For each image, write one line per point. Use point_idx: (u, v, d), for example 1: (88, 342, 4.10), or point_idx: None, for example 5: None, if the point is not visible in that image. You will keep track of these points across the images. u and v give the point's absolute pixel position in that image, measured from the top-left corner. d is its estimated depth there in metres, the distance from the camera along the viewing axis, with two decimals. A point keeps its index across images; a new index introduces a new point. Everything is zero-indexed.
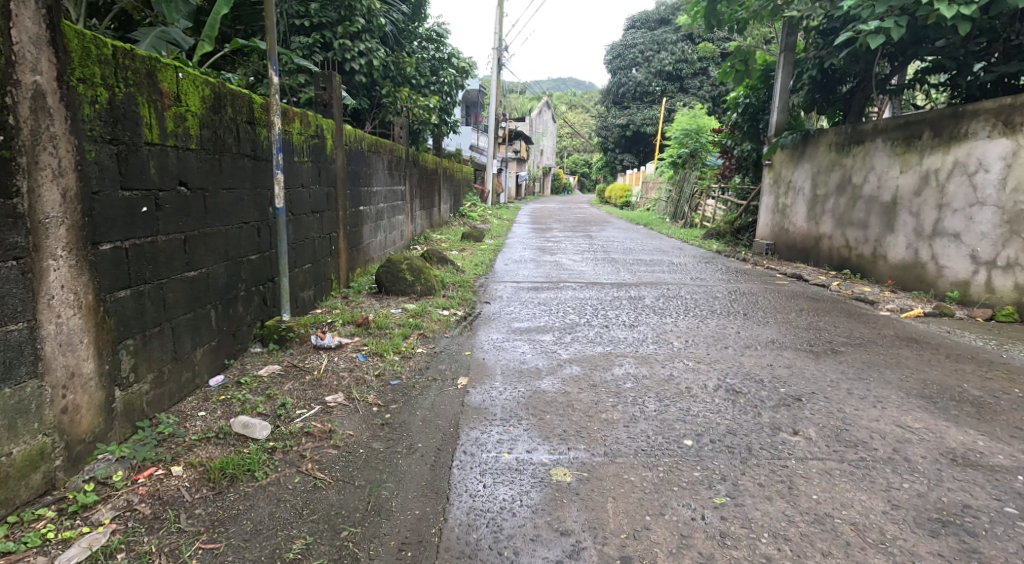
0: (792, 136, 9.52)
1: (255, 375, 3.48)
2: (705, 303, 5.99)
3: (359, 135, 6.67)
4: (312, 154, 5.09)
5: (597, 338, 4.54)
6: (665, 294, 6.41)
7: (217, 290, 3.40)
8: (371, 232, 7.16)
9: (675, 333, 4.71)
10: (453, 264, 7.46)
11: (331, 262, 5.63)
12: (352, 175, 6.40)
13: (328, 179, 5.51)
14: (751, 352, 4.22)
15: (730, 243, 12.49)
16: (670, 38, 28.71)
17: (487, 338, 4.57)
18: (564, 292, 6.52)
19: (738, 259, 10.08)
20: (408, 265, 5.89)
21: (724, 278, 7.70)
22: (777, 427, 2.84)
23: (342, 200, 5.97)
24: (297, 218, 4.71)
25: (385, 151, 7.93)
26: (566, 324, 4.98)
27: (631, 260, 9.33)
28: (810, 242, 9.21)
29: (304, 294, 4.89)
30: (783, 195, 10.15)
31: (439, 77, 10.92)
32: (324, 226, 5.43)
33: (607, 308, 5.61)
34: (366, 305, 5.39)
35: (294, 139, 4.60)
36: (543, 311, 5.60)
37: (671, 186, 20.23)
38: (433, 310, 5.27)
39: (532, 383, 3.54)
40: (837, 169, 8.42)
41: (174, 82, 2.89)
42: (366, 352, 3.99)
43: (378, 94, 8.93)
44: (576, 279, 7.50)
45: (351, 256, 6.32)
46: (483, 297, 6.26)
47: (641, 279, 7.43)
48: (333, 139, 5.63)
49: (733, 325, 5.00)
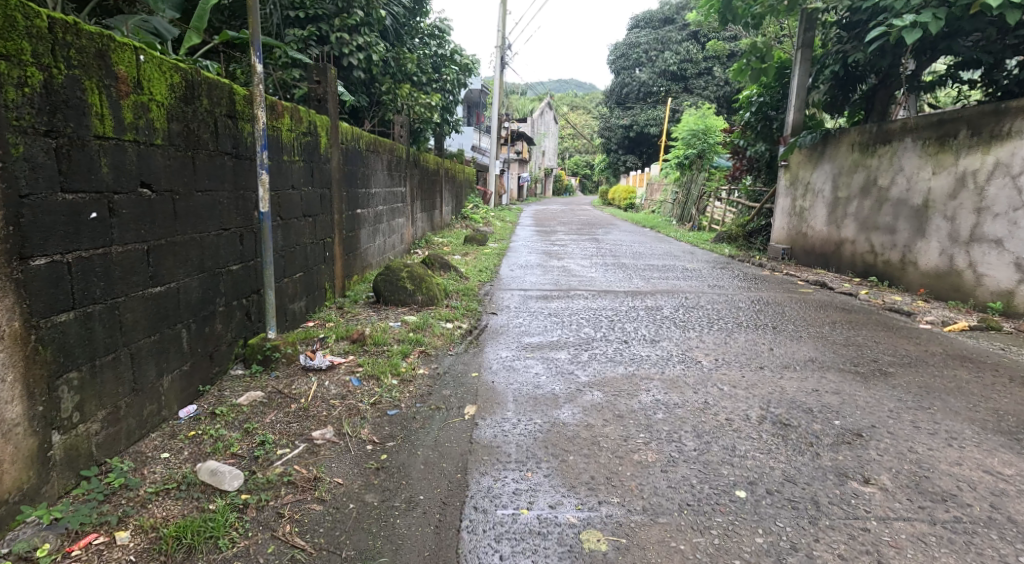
0: (811, 136, 9.12)
1: (234, 403, 3.03)
2: (728, 314, 5.56)
3: (357, 133, 6.24)
4: (305, 153, 4.66)
5: (617, 357, 4.11)
6: (684, 305, 5.98)
7: (190, 306, 2.96)
8: (369, 237, 6.73)
9: (700, 352, 4.28)
10: (456, 271, 7.03)
11: (325, 270, 5.20)
12: (349, 176, 5.98)
13: (322, 180, 5.08)
14: (790, 373, 3.80)
15: (743, 247, 12.06)
16: (674, 37, 28.28)
17: (495, 356, 4.13)
18: (576, 302, 6.08)
19: (754, 264, 9.65)
20: (408, 273, 5.46)
21: (744, 285, 7.30)
22: (843, 473, 2.42)
23: (338, 203, 5.54)
24: (287, 223, 4.29)
25: (384, 150, 7.49)
26: (582, 341, 4.54)
27: (643, 266, 8.94)
28: (831, 247, 8.82)
29: (295, 306, 4.47)
30: (801, 197, 9.74)
31: (441, 75, 10.52)
32: (318, 231, 5.00)
33: (625, 321, 5.18)
34: (362, 318, 4.95)
35: (283, 137, 4.17)
36: (554, 323, 5.16)
37: (678, 188, 19.79)
38: (436, 323, 4.84)
39: (549, 412, 3.11)
40: (861, 171, 8.03)
41: (135, 66, 2.46)
42: (360, 374, 3.55)
43: (378, 91, 8.51)
44: (587, 286, 7.08)
45: (347, 263, 5.89)
46: (489, 307, 5.82)
47: (656, 287, 7.01)
48: (328, 137, 5.19)
49: (763, 341, 4.58)
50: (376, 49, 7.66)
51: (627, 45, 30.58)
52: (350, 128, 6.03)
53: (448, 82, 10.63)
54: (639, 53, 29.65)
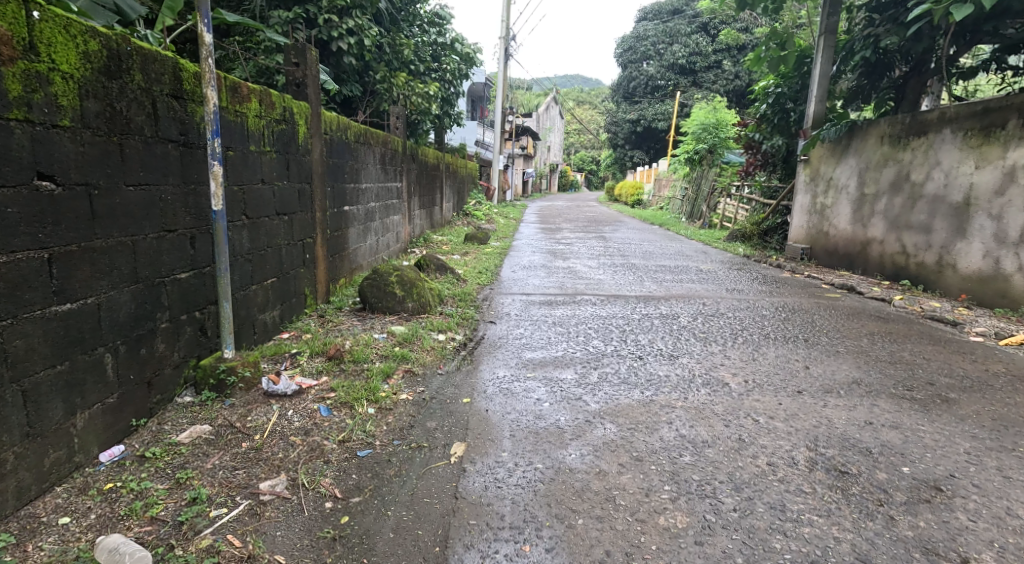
0: (836, 129, 8.63)
1: (172, 442, 2.50)
2: (752, 325, 5.03)
3: (345, 123, 5.71)
4: (279, 143, 4.13)
5: (632, 379, 3.57)
6: (703, 313, 5.46)
7: (117, 326, 2.42)
8: (358, 237, 6.21)
9: (726, 372, 3.75)
10: (453, 273, 6.51)
11: (304, 274, 4.67)
12: (335, 170, 5.46)
13: (300, 175, 4.55)
14: (834, 399, 3.26)
15: (758, 246, 11.51)
16: (683, 30, 27.66)
17: (490, 376, 3.59)
18: (584, 308, 5.55)
19: (772, 265, 9.09)
20: (398, 277, 4.94)
21: (765, 289, 6.77)
22: (932, 551, 1.93)
23: (321, 199, 5.02)
24: (255, 222, 3.76)
25: (376, 142, 6.95)
26: (590, 357, 4.00)
27: (653, 266, 8.43)
28: (856, 247, 8.36)
29: (266, 316, 3.94)
30: (822, 194, 9.24)
31: (440, 64, 9.97)
32: (295, 231, 4.48)
33: (638, 333, 4.64)
34: (344, 328, 4.41)
35: (249, 124, 3.64)
36: (559, 335, 4.61)
37: (688, 184, 19.19)
38: (425, 335, 4.30)
39: (552, 454, 2.57)
40: (892, 165, 7.59)
41: (25, 26, 2.01)
42: (331, 401, 3.01)
43: (371, 80, 8.00)
44: (594, 289, 6.55)
45: (332, 265, 5.37)
46: (488, 314, 5.28)
47: (669, 291, 6.48)
48: (306, 126, 4.65)
49: (797, 358, 4.04)
50: (368, 33, 7.09)
51: (635, 38, 29.96)
52: (338, 119, 5.52)
53: (448, 72, 10.06)
54: (647, 45, 29.01)
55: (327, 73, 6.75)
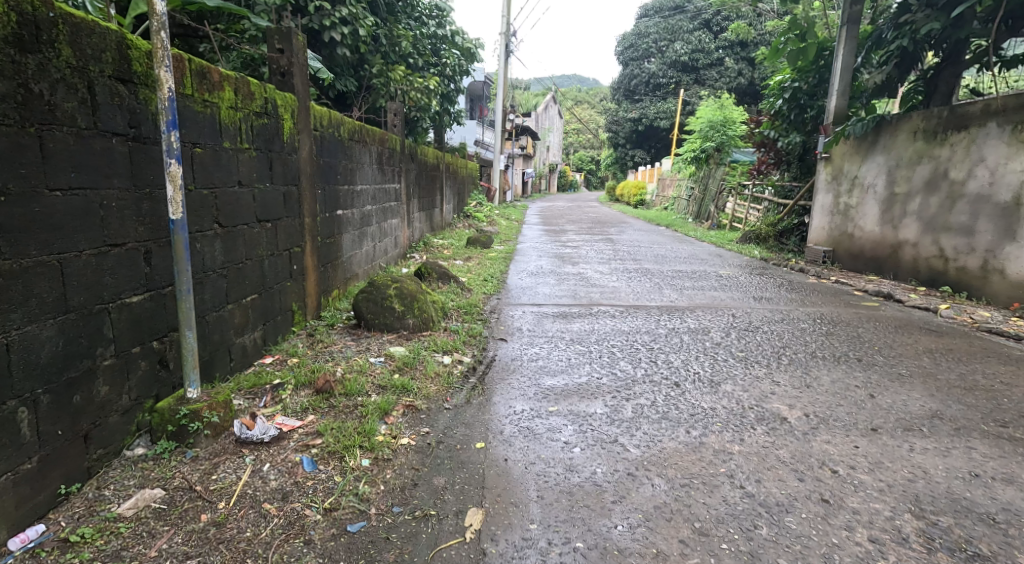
0: (862, 125, 8.13)
1: (110, 517, 1.98)
2: (793, 342, 4.52)
3: (337, 119, 5.16)
4: (260, 140, 3.57)
5: (671, 414, 3.05)
6: (735, 327, 4.95)
7: (38, 372, 1.92)
8: (353, 243, 5.68)
9: (778, 402, 3.23)
10: (456, 281, 5.98)
11: (291, 288, 4.13)
12: (327, 170, 4.91)
13: (286, 176, 3.99)
14: (919, 439, 2.74)
15: (774, 248, 10.99)
16: (685, 27, 27.12)
17: (506, 411, 3.06)
18: (602, 322, 5.03)
19: (795, 270, 8.58)
20: (397, 290, 4.41)
21: (794, 298, 6.27)
22: None
23: (310, 204, 4.48)
24: (231, 231, 3.21)
25: (372, 140, 6.41)
26: (619, 385, 3.48)
27: (669, 272, 7.91)
28: (886, 250, 7.91)
29: (245, 339, 3.39)
30: (846, 193, 8.73)
31: (439, 59, 9.44)
32: (280, 239, 3.93)
33: (669, 353, 4.14)
34: (336, 351, 3.87)
35: (223, 116, 3.07)
36: (580, 355, 4.09)
37: (694, 183, 18.66)
38: (427, 358, 3.76)
39: (593, 526, 2.07)
40: (928, 162, 7.21)
41: None
42: (316, 451, 2.47)
43: (367, 73, 7.46)
44: (610, 299, 6.03)
45: (324, 276, 4.84)
46: (497, 330, 4.75)
47: (693, 301, 5.95)
48: (293, 120, 4.09)
49: (857, 384, 3.52)
50: (363, 23, 6.53)
51: (636, 35, 29.42)
52: (329, 114, 4.98)
53: (448, 67, 9.54)
54: (649, 43, 28.50)
55: (315, 59, 6.02)
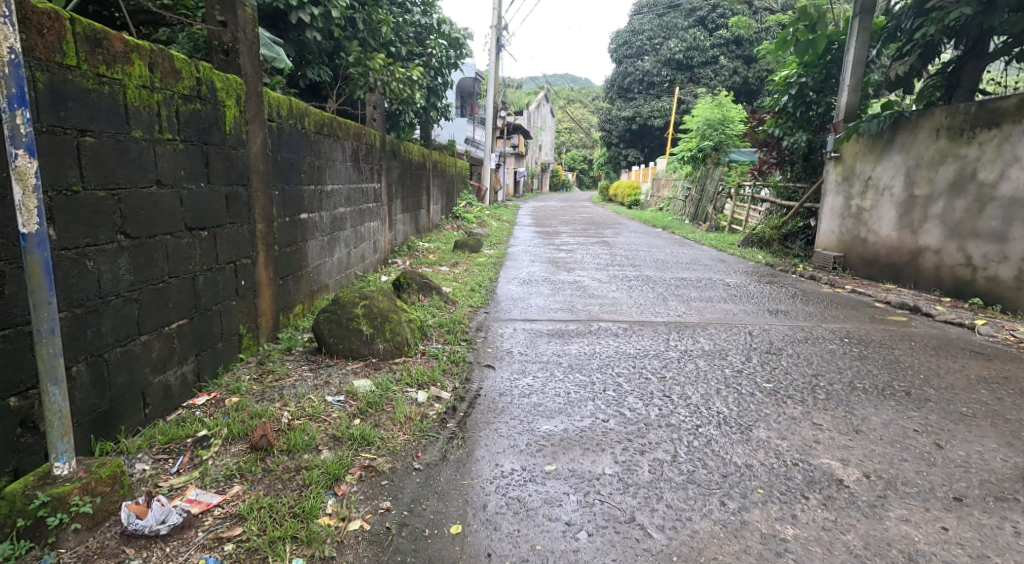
0: (878, 122, 7.56)
1: None
2: (824, 368, 3.91)
3: (300, 109, 4.50)
4: (191, 130, 2.90)
5: (698, 476, 2.44)
6: (755, 349, 4.34)
7: None
8: (321, 250, 5.03)
9: (826, 456, 2.62)
10: (439, 293, 5.35)
11: (238, 308, 3.48)
12: (287, 168, 4.25)
13: (229, 175, 3.33)
14: (1022, 517, 2.15)
15: (779, 253, 10.42)
16: (680, 24, 26.58)
17: (491, 473, 2.44)
18: (604, 342, 4.41)
19: (807, 278, 8.00)
20: (366, 309, 3.77)
21: (813, 312, 5.67)
22: None
23: (263, 206, 3.82)
24: (146, 243, 2.55)
25: (346, 134, 5.75)
26: (631, 431, 2.86)
27: (673, 280, 7.31)
28: (904, 257, 7.35)
29: (168, 377, 2.73)
30: (859, 195, 8.16)
31: (424, 49, 8.79)
32: (221, 250, 3.26)
33: (683, 387, 3.52)
34: (288, 386, 3.22)
35: (132, 97, 2.42)
36: (580, 388, 3.47)
37: (691, 183, 18.09)
38: (396, 397, 3.12)
39: None
40: (952, 163, 6.67)
41: None
42: (230, 549, 1.86)
43: (342, 62, 6.81)
44: (611, 313, 5.41)
45: (283, 290, 4.18)
46: (483, 353, 4.10)
47: (703, 315, 5.35)
48: (239, 107, 3.43)
49: (917, 429, 2.93)
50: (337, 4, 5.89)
51: (630, 32, 28.86)
52: (290, 103, 4.31)
53: (434, 58, 8.88)
54: (643, 40, 27.99)
55: (271, 37, 5.10)
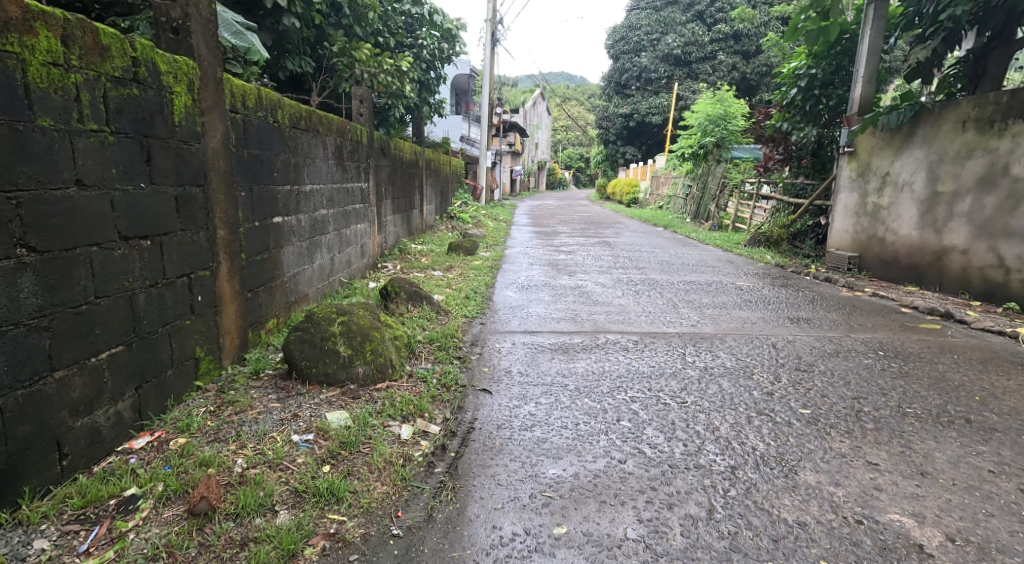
0: (898, 115, 7.10)
1: None
2: (864, 388, 3.46)
3: (271, 99, 4.01)
4: (127, 119, 2.43)
5: (743, 542, 2.03)
6: (783, 365, 3.88)
7: None
8: (298, 257, 4.55)
9: (894, 509, 2.18)
10: (430, 302, 4.88)
11: (194, 328, 3.01)
12: (256, 166, 3.77)
13: (179, 173, 2.85)
14: None
15: (787, 253, 9.98)
16: (678, 19, 26.11)
17: (487, 544, 2.00)
18: (614, 359, 3.94)
19: (821, 281, 7.55)
20: (344, 326, 3.28)
21: (837, 319, 5.22)
22: None
23: (225, 210, 3.34)
24: (61, 257, 2.10)
25: (327, 128, 5.26)
26: (654, 478, 2.41)
27: (681, 284, 6.84)
28: (926, 258, 6.90)
29: (96, 418, 2.26)
30: (876, 192, 7.70)
31: (414, 39, 8.33)
32: (169, 263, 2.78)
33: (707, 415, 3.06)
34: (249, 421, 2.75)
35: (38, 78, 2.02)
36: (590, 417, 3.01)
37: (691, 180, 17.62)
38: (375, 435, 2.65)
39: None
40: (980, 157, 6.22)
41: None
42: None
43: (325, 53, 6.36)
44: (618, 322, 4.94)
45: (252, 303, 3.70)
46: (479, 374, 3.63)
47: (718, 325, 4.88)
48: (190, 94, 2.94)
49: (995, 470, 2.47)
50: None
51: (627, 28, 28.40)
52: (258, 93, 3.82)
53: (425, 49, 8.43)
54: (641, 36, 27.56)
55: (242, 21, 4.64)
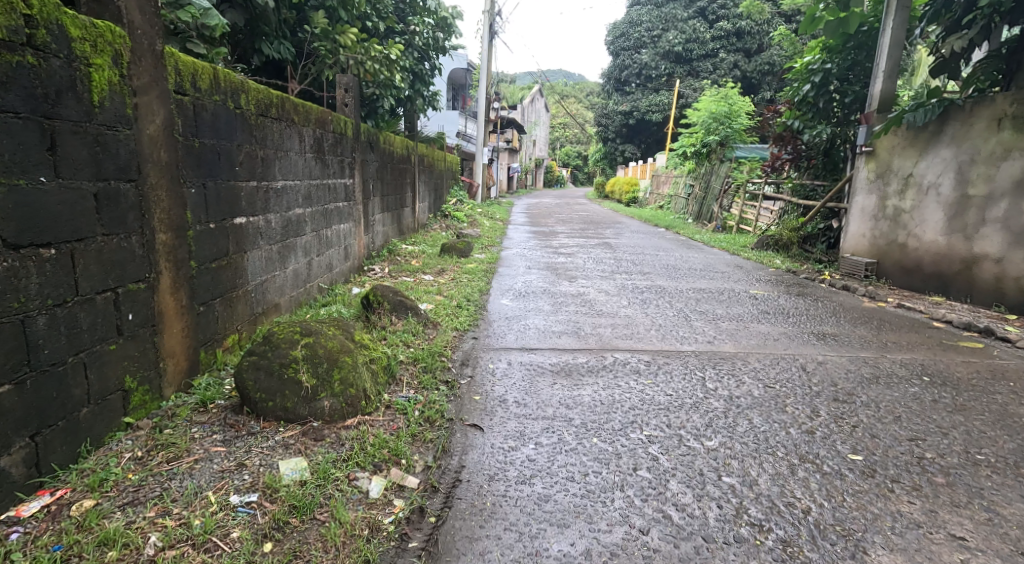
0: (924, 111, 6.60)
1: None
2: (922, 425, 2.95)
3: (232, 81, 3.47)
4: (16, 92, 2.01)
5: None
6: (818, 394, 3.36)
7: None
8: (266, 262, 4.00)
9: None
10: (416, 313, 4.35)
11: (124, 354, 2.48)
12: (210, 158, 3.22)
13: (98, 165, 2.34)
14: None
15: (798, 258, 9.48)
16: (679, 15, 25.57)
17: None
18: (624, 385, 3.42)
19: (839, 289, 7.05)
20: (308, 350, 2.75)
21: (868, 335, 4.70)
22: None
23: (168, 210, 2.80)
24: None
25: (304, 117, 4.70)
26: (686, 558, 1.95)
27: (691, 292, 6.32)
28: (954, 266, 6.41)
29: None
30: (897, 194, 7.19)
31: (407, 25, 7.70)
32: (84, 278, 2.27)
33: (741, 462, 2.55)
34: (181, 474, 2.24)
35: None
36: (602, 465, 2.50)
37: (693, 180, 17.09)
38: (337, 495, 2.16)
39: None
40: (1018, 158, 5.73)
41: None
42: None
43: (305, 37, 5.85)
44: (624, 338, 4.41)
45: (205, 320, 3.16)
46: (469, 404, 3.10)
47: (738, 342, 4.36)
48: (116, 68, 2.44)
49: None
50: None
51: (627, 23, 27.85)
52: (215, 72, 3.27)
53: (418, 36, 7.75)
54: (641, 32, 27.01)
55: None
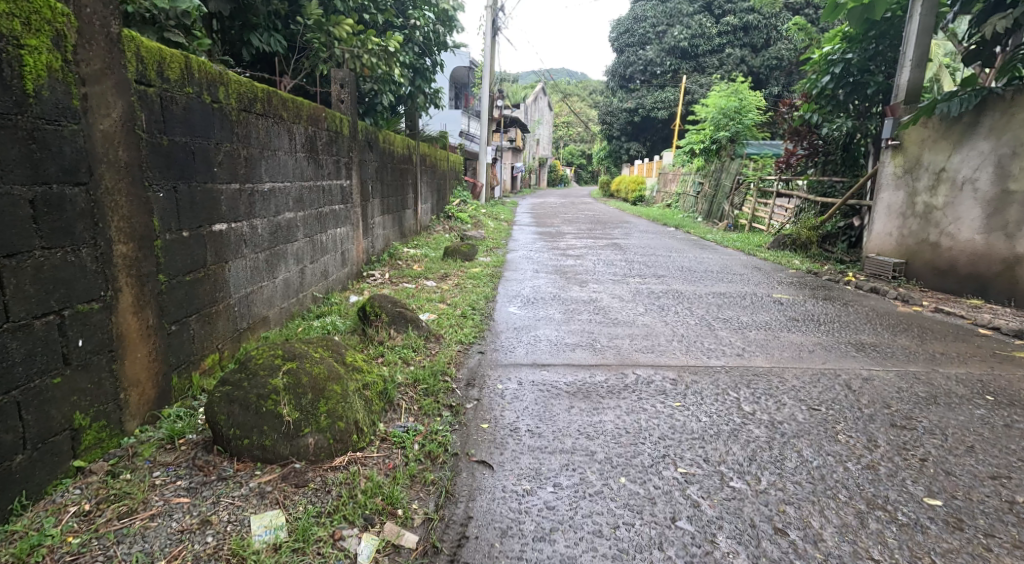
0: (959, 102, 6.18)
1: None
2: (1001, 458, 2.55)
3: (208, 70, 3.09)
4: None
5: None
6: (872, 418, 2.96)
7: None
8: (251, 272, 3.62)
9: None
10: (418, 326, 3.97)
11: (74, 390, 2.12)
12: (182, 159, 2.85)
13: (33, 166, 1.98)
14: None
15: (818, 257, 9.06)
16: (685, 11, 25.12)
17: None
18: (650, 409, 3.03)
19: (866, 292, 6.65)
20: (290, 379, 2.38)
21: (911, 345, 4.29)
22: None
23: (130, 219, 2.43)
24: None
25: (293, 112, 4.31)
26: None
27: (710, 296, 5.92)
28: (993, 267, 6.00)
29: None
30: (928, 191, 6.75)
31: (406, 19, 7.33)
32: (20, 306, 1.92)
33: (799, 509, 2.16)
34: (134, 539, 1.89)
35: None
36: (635, 515, 2.12)
37: (702, 177, 16.67)
38: None
39: None
40: None
41: None
42: None
43: (297, 29, 5.47)
44: (644, 351, 4.01)
45: (178, 341, 2.78)
46: (476, 435, 2.71)
47: (770, 356, 3.96)
48: (57, 53, 2.08)
49: None
50: None
51: (632, 19, 27.40)
52: (187, 60, 2.89)
53: (418, 31, 7.39)
54: (646, 28, 26.55)
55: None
